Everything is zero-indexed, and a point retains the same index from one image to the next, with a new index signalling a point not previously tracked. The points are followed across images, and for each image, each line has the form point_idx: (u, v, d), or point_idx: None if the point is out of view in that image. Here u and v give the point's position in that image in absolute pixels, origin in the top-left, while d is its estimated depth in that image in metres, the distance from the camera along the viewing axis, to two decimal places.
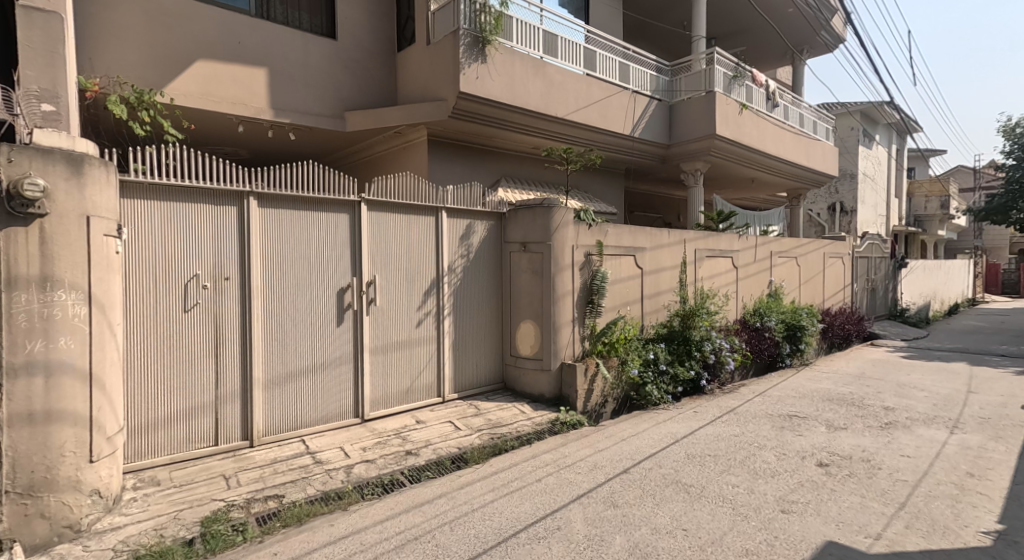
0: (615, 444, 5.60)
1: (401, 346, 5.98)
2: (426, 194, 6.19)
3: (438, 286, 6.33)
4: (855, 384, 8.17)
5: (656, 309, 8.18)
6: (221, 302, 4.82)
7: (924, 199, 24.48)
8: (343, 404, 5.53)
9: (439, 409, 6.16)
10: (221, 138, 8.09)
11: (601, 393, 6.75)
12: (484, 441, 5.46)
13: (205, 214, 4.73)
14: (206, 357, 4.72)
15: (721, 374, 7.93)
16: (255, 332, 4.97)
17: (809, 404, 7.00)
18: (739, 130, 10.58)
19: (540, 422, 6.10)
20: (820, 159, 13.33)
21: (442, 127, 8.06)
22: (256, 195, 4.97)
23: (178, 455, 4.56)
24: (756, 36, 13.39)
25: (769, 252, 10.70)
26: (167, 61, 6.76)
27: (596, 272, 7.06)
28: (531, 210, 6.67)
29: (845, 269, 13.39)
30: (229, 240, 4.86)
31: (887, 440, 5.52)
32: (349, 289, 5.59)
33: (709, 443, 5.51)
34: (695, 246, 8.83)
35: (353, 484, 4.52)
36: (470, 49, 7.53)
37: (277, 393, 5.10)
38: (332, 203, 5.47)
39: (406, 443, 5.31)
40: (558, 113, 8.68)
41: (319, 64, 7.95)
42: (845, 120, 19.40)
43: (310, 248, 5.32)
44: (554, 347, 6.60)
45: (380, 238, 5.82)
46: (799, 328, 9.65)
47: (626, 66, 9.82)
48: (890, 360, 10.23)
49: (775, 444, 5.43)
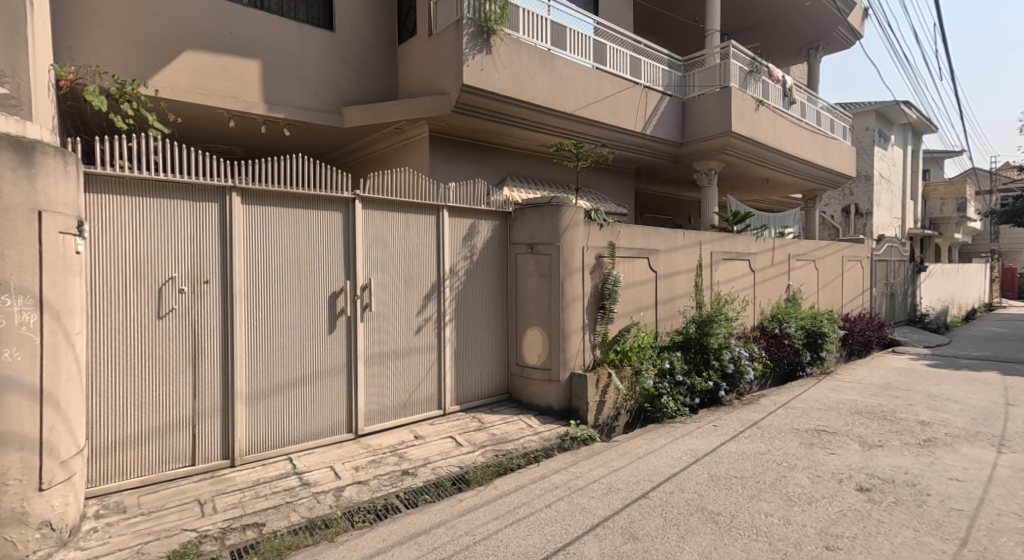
0: (631, 463, 5.13)
1: (398, 354, 5.54)
2: (426, 191, 5.75)
3: (439, 291, 5.89)
4: (883, 396, 7.68)
5: (671, 315, 7.72)
6: (200, 307, 4.39)
7: (940, 202, 23.86)
8: (335, 418, 5.10)
9: (439, 423, 5.71)
10: (213, 133, 7.69)
11: (613, 405, 6.31)
12: (487, 460, 5.01)
13: (183, 211, 4.32)
14: (183, 368, 4.30)
15: (739, 385, 7.47)
16: (238, 340, 4.54)
17: (837, 418, 6.52)
18: (756, 127, 10.12)
19: (548, 437, 5.66)
20: (838, 159, 12.84)
21: (445, 122, 7.64)
22: (238, 191, 4.55)
23: (150, 477, 4.12)
24: (770, 33, 12.95)
25: (786, 255, 10.22)
26: (153, 50, 6.36)
27: (608, 275, 6.60)
28: (539, 210, 6.24)
29: (864, 272, 12.88)
30: (209, 238, 4.44)
31: (929, 460, 5.04)
32: (342, 293, 5.16)
33: (733, 463, 5.04)
34: (711, 249, 8.37)
35: (342, 510, 4.08)
36: (474, 40, 7.13)
37: (262, 407, 4.66)
38: (324, 201, 5.05)
39: (403, 461, 4.88)
40: (567, 109, 8.25)
41: (316, 56, 7.56)
42: (863, 118, 18.75)
43: (299, 249, 4.90)
44: (563, 355, 6.14)
45: (376, 239, 5.39)
46: (820, 335, 9.17)
47: (638, 60, 9.38)
48: (916, 369, 9.71)
49: (807, 464, 4.96)
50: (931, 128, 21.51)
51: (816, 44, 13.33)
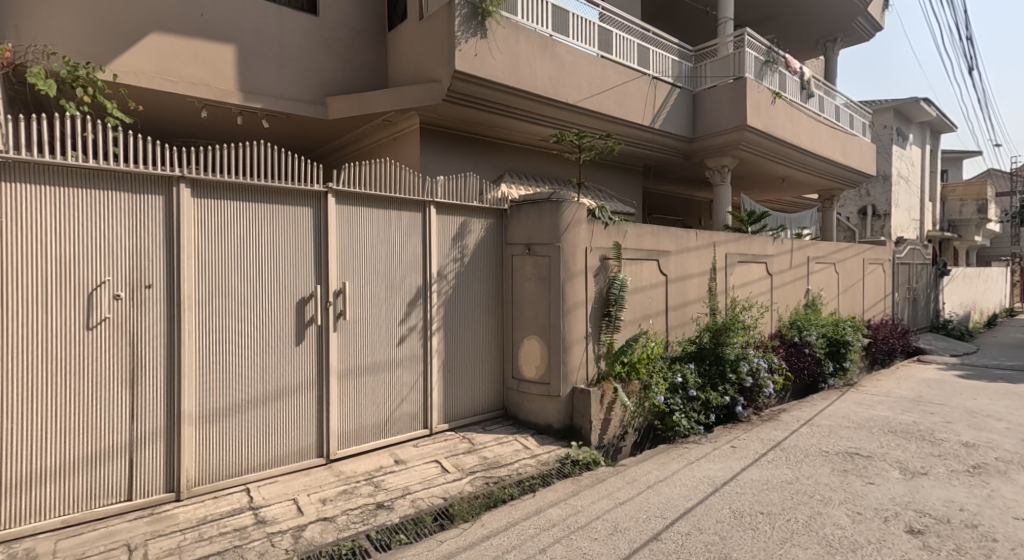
0: (640, 494, 4.49)
1: (377, 369, 4.92)
2: (411, 185, 5.14)
3: (425, 296, 5.28)
4: (917, 411, 6.98)
5: (683, 322, 7.04)
6: (141, 316, 3.82)
7: (959, 203, 23.08)
8: (302, 440, 4.50)
9: (424, 445, 5.09)
10: (186, 124, 7.13)
11: (620, 423, 5.66)
12: (475, 490, 4.38)
13: (120, 205, 3.74)
14: (117, 389, 3.72)
15: (758, 399, 6.80)
16: (186, 356, 3.95)
17: (869, 438, 5.85)
18: (772, 122, 9.47)
19: (547, 461, 5.02)
20: (858, 156, 12.14)
21: (436, 113, 7.04)
22: (188, 182, 3.97)
23: (74, 516, 3.55)
24: (786, 24, 12.29)
25: (805, 257, 9.54)
26: (113, 32, 5.81)
27: (613, 279, 5.97)
28: (537, 206, 5.61)
29: (885, 276, 12.16)
30: (151, 237, 3.85)
31: (986, 493, 4.36)
32: (312, 299, 4.56)
33: (758, 494, 4.40)
34: (726, 250, 7.70)
35: (299, 556, 3.48)
36: (467, 22, 6.51)
37: (215, 431, 4.06)
38: (290, 195, 4.45)
39: (378, 492, 4.25)
40: (570, 99, 7.65)
41: (297, 42, 6.97)
42: (881, 116, 17.99)
43: (262, 250, 4.31)
44: (564, 368, 5.51)
45: (352, 237, 4.78)
46: (843, 343, 8.50)
47: (646, 49, 8.76)
48: (946, 381, 9.00)
49: (843, 497, 4.30)
50: (950, 126, 20.75)
51: (833, 36, 12.67)
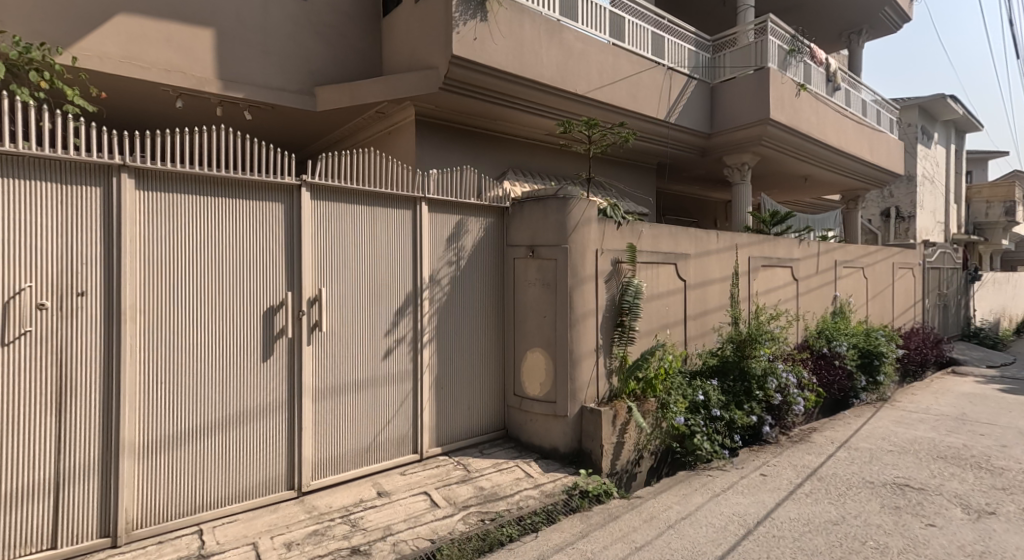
0: (659, 536, 3.85)
1: (358, 387, 4.32)
2: (399, 178, 4.55)
3: (415, 304, 4.67)
4: (964, 432, 6.28)
5: (703, 333, 6.40)
6: (72, 328, 3.24)
7: (985, 205, 22.21)
8: (269, 471, 3.90)
9: (413, 472, 4.48)
10: (162, 114, 6.60)
11: (634, 447, 4.99)
12: (468, 530, 3.76)
13: (47, 197, 3.17)
14: (43, 415, 3.15)
15: (787, 418, 6.12)
16: (128, 374, 3.38)
17: (918, 466, 5.16)
18: (797, 116, 8.80)
19: (551, 492, 4.37)
20: (886, 155, 11.43)
21: (432, 103, 6.45)
22: (133, 172, 3.40)
23: None
24: (810, 15, 11.62)
25: (832, 261, 8.86)
26: (75, 13, 5.30)
27: (627, 285, 5.33)
28: (541, 204, 5.02)
29: (915, 282, 11.41)
30: (84, 235, 3.28)
31: None
32: (282, 308, 3.97)
33: (800, 538, 3.74)
34: (749, 253, 7.04)
35: None
36: (465, 3, 5.91)
37: (161, 462, 3.49)
38: (256, 188, 3.86)
39: (354, 533, 3.64)
40: (578, 89, 7.04)
41: (282, 27, 6.41)
42: (905, 114, 17.23)
43: (222, 251, 3.74)
44: (572, 385, 4.88)
45: (330, 237, 4.19)
46: (876, 355, 7.79)
47: (661, 37, 8.13)
48: (989, 395, 8.26)
49: (903, 544, 3.65)
50: (977, 126, 19.94)
51: (859, 27, 12.00)
